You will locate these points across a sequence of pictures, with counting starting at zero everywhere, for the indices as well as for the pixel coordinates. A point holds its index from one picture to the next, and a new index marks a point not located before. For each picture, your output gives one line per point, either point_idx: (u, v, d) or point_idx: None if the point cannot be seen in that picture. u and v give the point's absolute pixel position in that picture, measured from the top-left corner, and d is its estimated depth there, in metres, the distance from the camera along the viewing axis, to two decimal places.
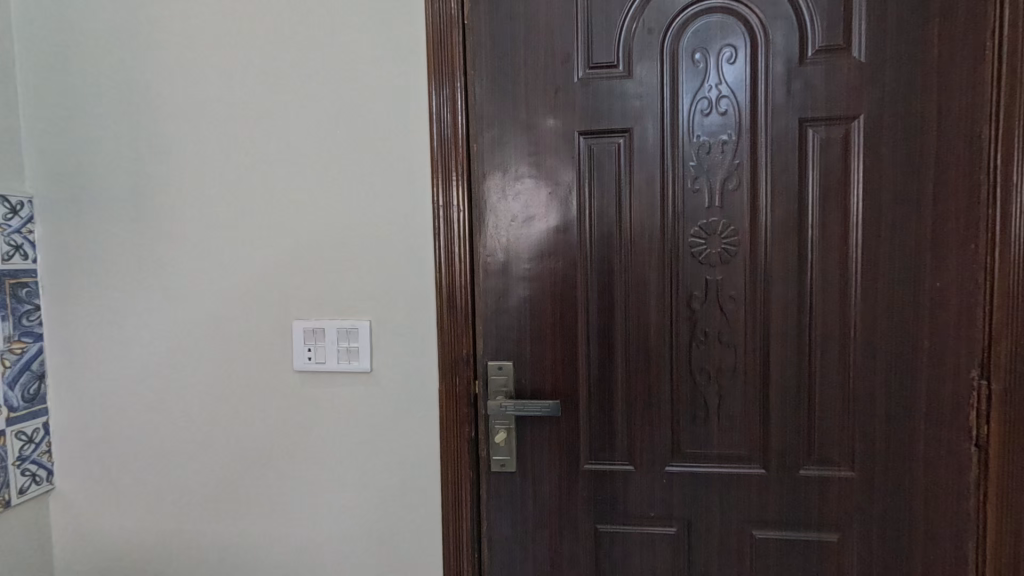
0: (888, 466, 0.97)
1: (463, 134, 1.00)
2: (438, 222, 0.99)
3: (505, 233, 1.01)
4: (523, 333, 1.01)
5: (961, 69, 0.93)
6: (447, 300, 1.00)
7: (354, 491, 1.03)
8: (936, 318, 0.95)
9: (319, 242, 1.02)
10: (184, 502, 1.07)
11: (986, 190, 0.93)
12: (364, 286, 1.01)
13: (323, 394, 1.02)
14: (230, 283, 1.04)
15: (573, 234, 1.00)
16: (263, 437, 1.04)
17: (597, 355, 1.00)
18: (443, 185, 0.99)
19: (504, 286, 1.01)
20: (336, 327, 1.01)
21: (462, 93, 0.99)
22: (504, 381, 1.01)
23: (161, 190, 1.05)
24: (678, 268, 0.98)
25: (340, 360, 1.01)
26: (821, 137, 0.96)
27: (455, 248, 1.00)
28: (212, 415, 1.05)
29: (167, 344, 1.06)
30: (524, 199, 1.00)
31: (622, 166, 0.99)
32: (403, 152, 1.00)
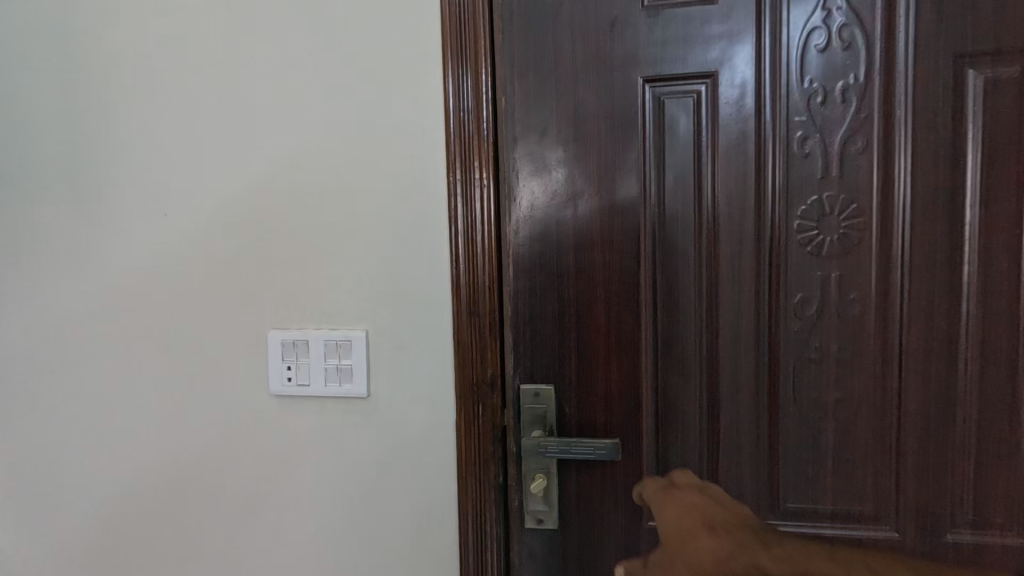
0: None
1: (488, 84, 0.75)
2: (454, 202, 0.75)
3: (544, 219, 0.76)
4: (568, 348, 0.76)
5: None
6: (467, 304, 0.76)
7: (348, 549, 0.81)
8: None
9: (302, 229, 0.79)
10: (138, 557, 0.85)
11: None
12: (359, 286, 0.78)
13: (308, 424, 0.79)
14: (190, 283, 0.81)
15: (635, 217, 0.75)
16: (234, 477, 0.82)
17: (666, 378, 0.75)
18: (461, 155, 0.75)
19: (543, 288, 0.76)
20: (323, 339, 0.78)
21: (487, 29, 0.75)
22: (543, 411, 0.77)
23: (107, 165, 0.83)
24: (779, 261, 0.73)
25: (329, 383, 0.78)
26: (987, 78, 0.69)
27: (477, 235, 0.76)
28: (172, 448, 0.83)
29: (114, 359, 0.84)
30: (569, 172, 0.76)
31: (702, 126, 0.73)
32: (409, 109, 0.76)
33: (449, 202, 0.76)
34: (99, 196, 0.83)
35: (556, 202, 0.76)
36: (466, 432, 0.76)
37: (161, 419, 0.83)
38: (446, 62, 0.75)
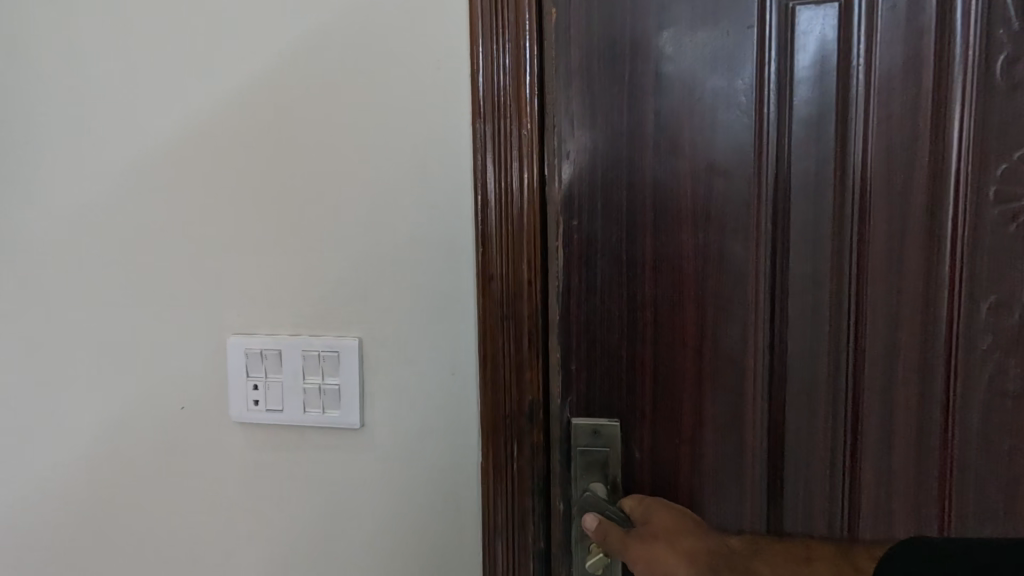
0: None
1: None
2: (484, 160, 0.53)
3: (612, 188, 0.54)
4: (643, 368, 0.55)
5: None
6: (499, 304, 0.54)
7: None
8: None
9: (276, 200, 0.58)
10: None
11: None
12: (352, 278, 0.57)
13: (281, 463, 0.59)
14: (124, 272, 0.61)
15: (747, 185, 0.53)
16: (184, 532, 0.62)
17: (784, 408, 0.55)
18: (495, 97, 0.53)
19: (607, 284, 0.55)
20: (301, 350, 0.57)
21: None
22: (604, 456, 0.55)
23: (18, 110, 0.62)
24: (958, 244, 0.52)
25: (309, 409, 0.57)
26: None
27: (514, 207, 0.54)
28: (103, 492, 0.62)
29: (23, 373, 0.63)
30: (647, 120, 0.53)
31: (857, 53, 0.52)
32: (422, 32, 0.54)
33: (477, 163, 0.54)
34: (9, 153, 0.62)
35: (629, 163, 0.54)
36: (500, 483, 0.55)
37: (87, 453, 0.63)
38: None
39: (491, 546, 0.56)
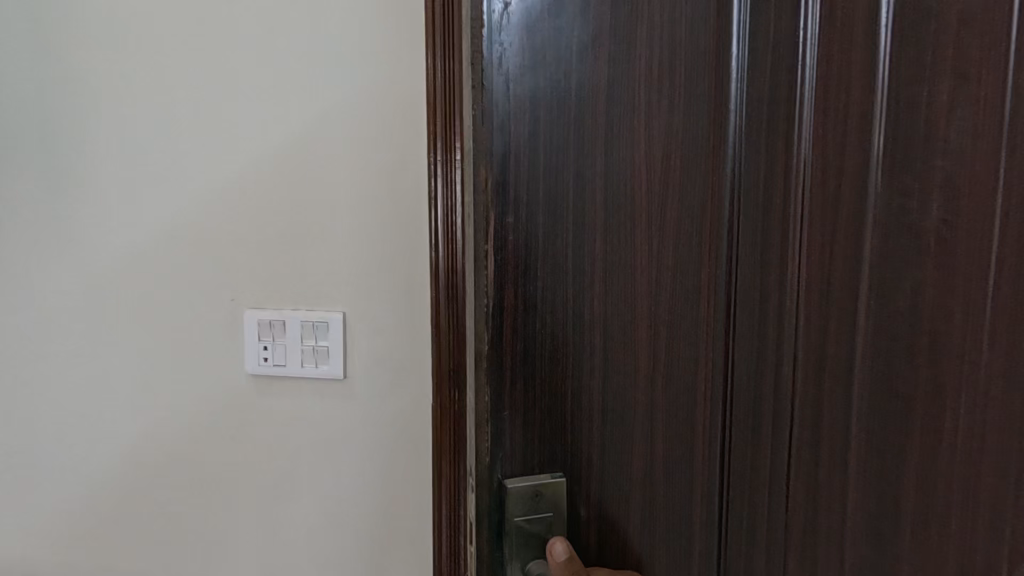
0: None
1: None
2: (437, 171, 0.66)
3: (532, 178, 0.44)
4: (589, 414, 0.46)
5: None
6: (449, 287, 0.67)
7: (325, 539, 0.75)
8: None
9: (278, 200, 0.71)
10: (80, 556, 0.77)
11: None
12: (337, 265, 0.71)
13: (284, 410, 0.74)
14: (149, 254, 0.73)
15: (707, 169, 0.43)
16: (192, 470, 0.75)
17: (788, 486, 0.43)
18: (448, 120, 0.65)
19: (540, 338, 0.45)
20: (300, 319, 0.72)
21: None
22: (543, 564, 0.46)
23: (71, 116, 0.73)
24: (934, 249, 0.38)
25: (306, 364, 0.73)
26: None
27: (458, 209, 0.66)
28: (135, 445, 0.75)
29: (55, 338, 0.74)
30: (597, 118, 0.43)
31: (801, 31, 0.40)
32: (397, 65, 0.68)
33: (432, 180, 0.67)
34: (60, 154, 0.73)
35: (570, 171, 0.44)
36: (449, 447, 0.69)
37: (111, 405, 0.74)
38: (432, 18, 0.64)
39: (438, 491, 0.72)
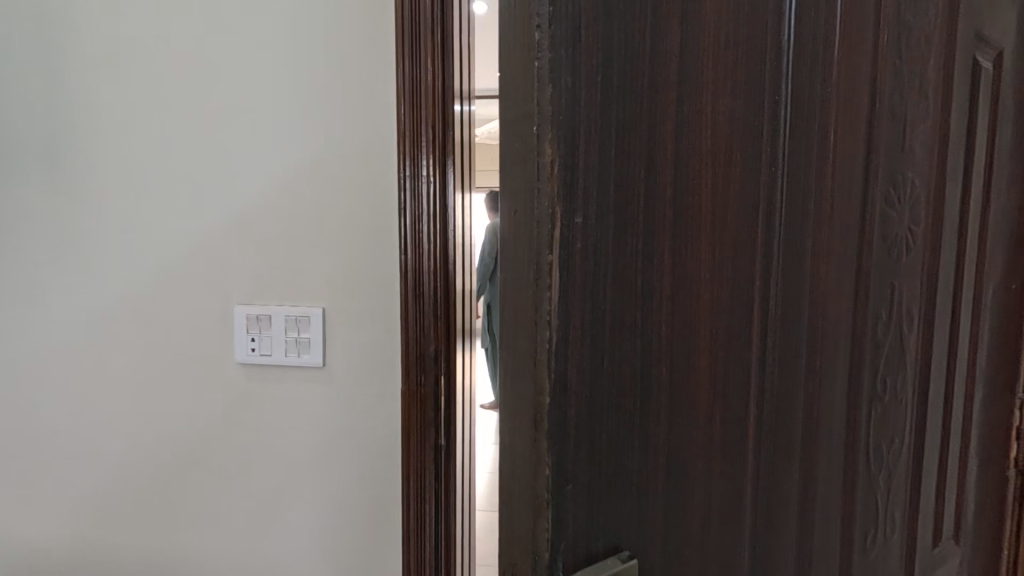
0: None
1: (437, 92, 0.82)
2: (404, 196, 0.83)
3: (601, 161, 0.34)
4: (657, 462, 0.38)
5: None
6: (414, 287, 0.84)
7: (307, 495, 0.91)
8: None
9: (268, 214, 0.87)
10: (111, 505, 0.94)
11: None
12: (318, 267, 0.87)
13: (271, 390, 0.89)
14: (163, 261, 0.90)
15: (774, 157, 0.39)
16: (200, 435, 0.92)
17: (816, 488, 0.44)
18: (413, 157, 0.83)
19: (613, 390, 0.36)
20: (284, 315, 0.87)
21: (439, 41, 0.82)
22: None
23: (99, 149, 0.90)
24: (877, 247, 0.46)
25: (288, 353, 0.88)
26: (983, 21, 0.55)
27: (423, 226, 0.83)
28: (154, 406, 0.92)
29: (91, 328, 0.92)
30: (668, 129, 0.35)
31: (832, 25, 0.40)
32: (366, 111, 0.84)
33: (401, 202, 0.83)
34: (87, 167, 0.90)
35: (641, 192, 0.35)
36: (415, 417, 0.86)
37: (134, 383, 0.92)
38: (400, 76, 0.82)
39: (407, 461, 0.87)
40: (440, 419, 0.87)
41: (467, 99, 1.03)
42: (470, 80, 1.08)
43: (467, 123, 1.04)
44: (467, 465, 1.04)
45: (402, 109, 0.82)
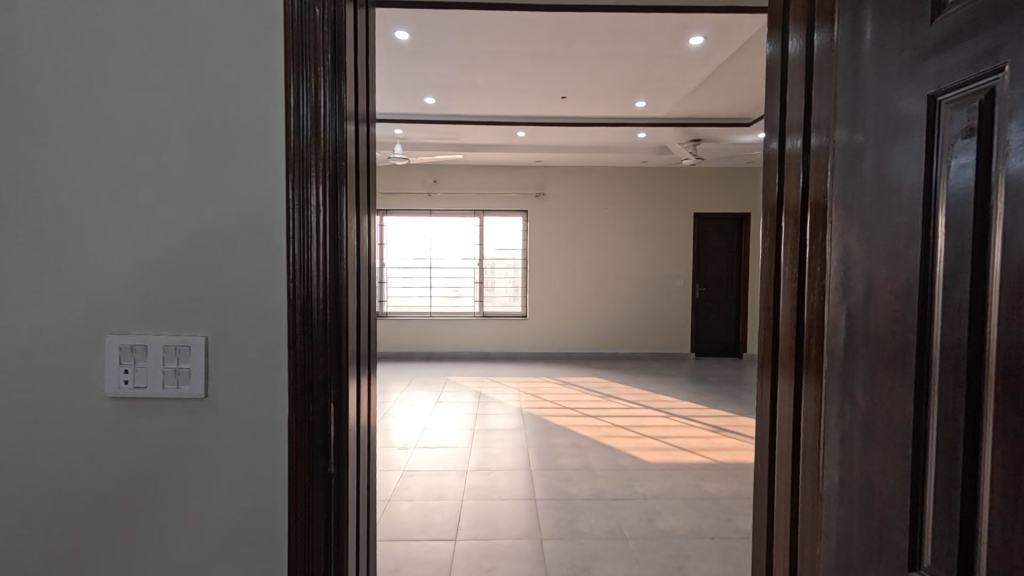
0: (770, 454, 1.07)
1: (328, 130, 0.85)
2: (293, 225, 0.84)
3: None
4: None
5: (795, 115, 1.00)
6: (302, 316, 0.84)
7: (189, 537, 0.86)
8: (813, 330, 0.92)
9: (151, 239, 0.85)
10: None
11: (791, 227, 1.00)
12: (202, 291, 0.85)
13: (144, 424, 0.85)
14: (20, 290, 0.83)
15: None
16: (63, 480, 0.85)
17: None
18: (300, 188, 0.84)
19: None
20: (161, 344, 0.84)
21: (327, 79, 0.84)
22: None
23: None
24: None
25: (166, 385, 0.84)
26: (951, 111, 0.63)
27: (312, 254, 0.84)
28: (9, 451, 0.84)
29: None
30: None
31: None
32: (255, 144, 0.85)
33: (291, 231, 0.84)
34: None
35: None
36: (304, 447, 0.85)
37: None
38: (287, 101, 0.84)
39: (293, 487, 0.85)
40: (329, 445, 0.87)
41: (364, 122, 1.05)
42: (369, 108, 1.11)
43: (364, 150, 1.07)
44: (363, 487, 1.04)
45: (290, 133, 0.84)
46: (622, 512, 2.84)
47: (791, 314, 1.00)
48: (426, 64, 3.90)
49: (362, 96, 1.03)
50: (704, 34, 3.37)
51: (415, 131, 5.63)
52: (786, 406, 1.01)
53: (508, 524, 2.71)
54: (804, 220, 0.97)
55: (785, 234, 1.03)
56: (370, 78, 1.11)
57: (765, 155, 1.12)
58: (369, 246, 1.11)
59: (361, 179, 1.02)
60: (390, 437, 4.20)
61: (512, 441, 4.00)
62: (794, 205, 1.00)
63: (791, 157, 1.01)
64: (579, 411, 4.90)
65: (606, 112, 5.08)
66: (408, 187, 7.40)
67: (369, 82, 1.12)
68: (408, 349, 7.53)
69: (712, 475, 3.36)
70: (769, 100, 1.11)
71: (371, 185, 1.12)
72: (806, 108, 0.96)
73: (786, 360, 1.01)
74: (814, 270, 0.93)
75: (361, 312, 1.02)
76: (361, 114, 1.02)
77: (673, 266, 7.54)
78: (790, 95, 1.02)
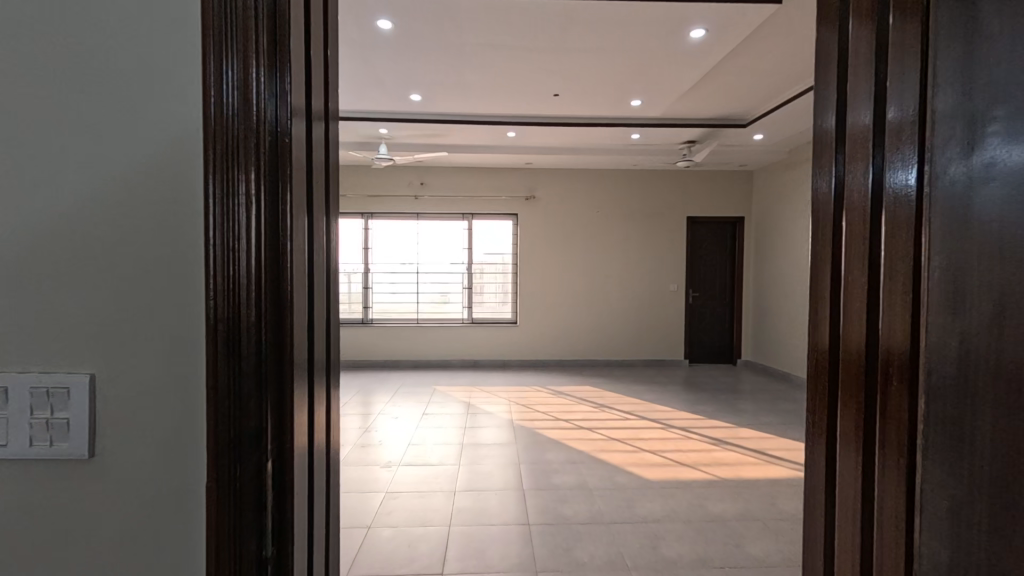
0: (827, 506, 0.87)
1: (266, 99, 0.63)
2: (215, 223, 0.62)
3: None
4: None
5: (861, 92, 0.80)
6: (229, 347, 0.62)
7: None
8: (895, 359, 0.72)
9: (11, 243, 0.61)
10: None
11: (858, 230, 0.81)
12: (86, 313, 0.62)
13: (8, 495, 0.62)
14: None
15: None
16: None
17: None
18: (226, 176, 0.62)
19: None
20: (29, 387, 0.61)
21: (264, 30, 0.63)
22: None
23: None
24: None
25: (37, 442, 0.62)
26: None
27: (242, 263, 0.62)
28: None
29: None
30: None
31: None
32: (163, 113, 0.62)
33: (212, 233, 0.62)
34: None
35: None
36: (229, 523, 0.63)
37: None
38: (207, 63, 0.62)
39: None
40: (267, 518, 0.64)
41: (322, 105, 0.84)
42: (330, 89, 0.89)
43: (324, 131, 0.85)
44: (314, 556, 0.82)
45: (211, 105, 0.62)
46: (623, 538, 2.63)
47: (859, 337, 0.80)
48: (412, 57, 3.68)
49: (319, 72, 0.82)
50: (706, 27, 3.20)
51: (401, 130, 5.40)
52: (852, 449, 0.81)
53: (500, 554, 2.48)
54: (875, 222, 0.77)
55: (847, 237, 0.84)
56: (331, 54, 0.90)
57: (817, 144, 0.93)
58: (331, 250, 0.90)
59: (318, 173, 0.80)
60: (374, 454, 3.95)
61: (503, 457, 3.78)
62: (860, 203, 0.80)
63: (855, 145, 0.82)
64: (573, 423, 4.68)
65: (600, 112, 4.90)
66: (395, 189, 7.16)
67: (331, 59, 0.91)
68: (394, 357, 7.26)
69: (716, 493, 3.16)
70: (822, 81, 0.91)
71: (333, 182, 0.91)
72: (879, 85, 0.77)
73: (851, 393, 0.82)
74: (894, 283, 0.73)
75: (317, 340, 0.81)
76: (317, 94, 0.81)
77: (666, 270, 7.39)
78: (854, 68, 0.83)
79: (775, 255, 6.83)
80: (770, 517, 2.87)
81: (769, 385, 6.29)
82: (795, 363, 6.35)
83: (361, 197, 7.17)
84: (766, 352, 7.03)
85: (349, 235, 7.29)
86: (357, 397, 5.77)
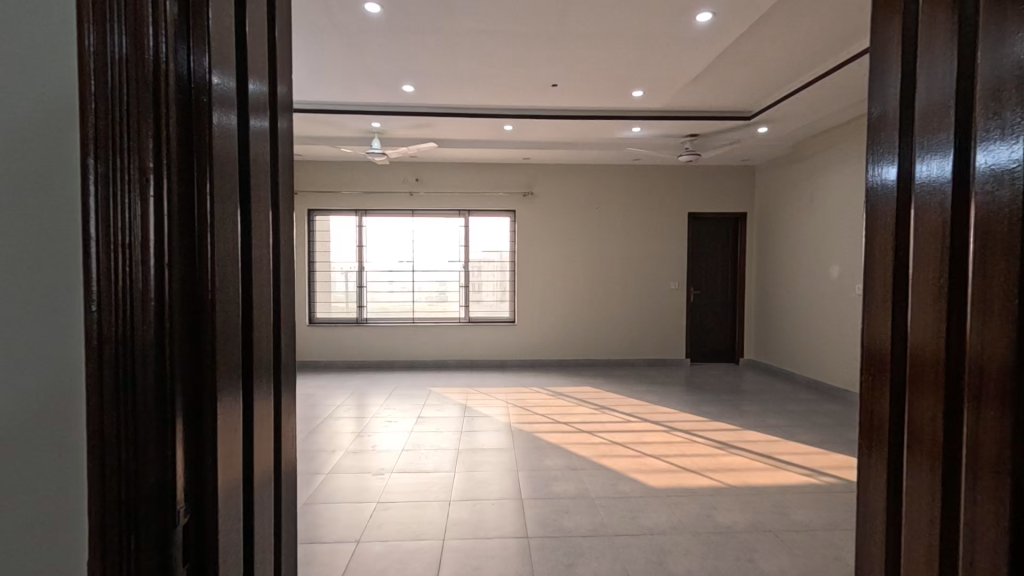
0: (901, 557, 0.72)
1: (164, 53, 0.49)
2: (100, 209, 0.48)
3: None
4: None
5: (943, 51, 0.64)
6: (125, 372, 0.48)
7: None
8: (998, 387, 0.56)
9: None
10: None
11: (942, 222, 0.64)
12: None
13: None
14: None
15: None
16: None
17: None
18: (114, 149, 0.48)
19: None
20: None
21: None
22: None
23: None
24: None
25: None
26: None
27: (139, 260, 0.48)
28: None
29: None
30: None
31: None
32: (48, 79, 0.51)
33: (95, 224, 0.48)
34: None
35: None
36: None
37: None
38: (86, 10, 0.48)
39: None
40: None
41: (263, 80, 0.70)
42: (277, 65, 0.76)
43: (270, 110, 0.73)
44: None
45: (90, 65, 0.48)
46: (628, 553, 2.47)
47: (944, 355, 0.64)
48: (404, 43, 3.51)
49: (257, 41, 0.69)
50: (713, 9, 3.03)
51: (395, 124, 5.23)
52: (933, 493, 0.66)
53: (496, 572, 2.32)
54: (965, 211, 0.61)
55: (926, 232, 0.67)
56: (279, 25, 0.77)
57: (880, 120, 0.77)
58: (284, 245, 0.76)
59: (257, 156, 0.67)
60: (367, 460, 3.78)
61: (502, 464, 3.62)
62: (949, 188, 0.63)
63: (937, 117, 0.65)
64: (573, 426, 4.52)
65: (600, 103, 4.74)
66: (389, 185, 6.99)
67: (279, 31, 0.78)
68: (390, 358, 7.09)
69: (724, 502, 3.01)
70: (885, 43, 0.76)
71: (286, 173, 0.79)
72: (967, 41, 0.61)
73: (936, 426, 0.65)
74: (994, 289, 0.57)
75: (262, 355, 0.67)
76: (253, 64, 0.67)
77: (666, 268, 7.23)
78: (934, 17, 0.66)
79: (779, 252, 6.68)
80: (782, 528, 2.72)
81: (774, 385, 6.14)
82: (800, 363, 6.20)
83: (355, 193, 7.00)
84: (769, 351, 6.88)
85: (343, 233, 7.12)
86: (351, 398, 5.62)
